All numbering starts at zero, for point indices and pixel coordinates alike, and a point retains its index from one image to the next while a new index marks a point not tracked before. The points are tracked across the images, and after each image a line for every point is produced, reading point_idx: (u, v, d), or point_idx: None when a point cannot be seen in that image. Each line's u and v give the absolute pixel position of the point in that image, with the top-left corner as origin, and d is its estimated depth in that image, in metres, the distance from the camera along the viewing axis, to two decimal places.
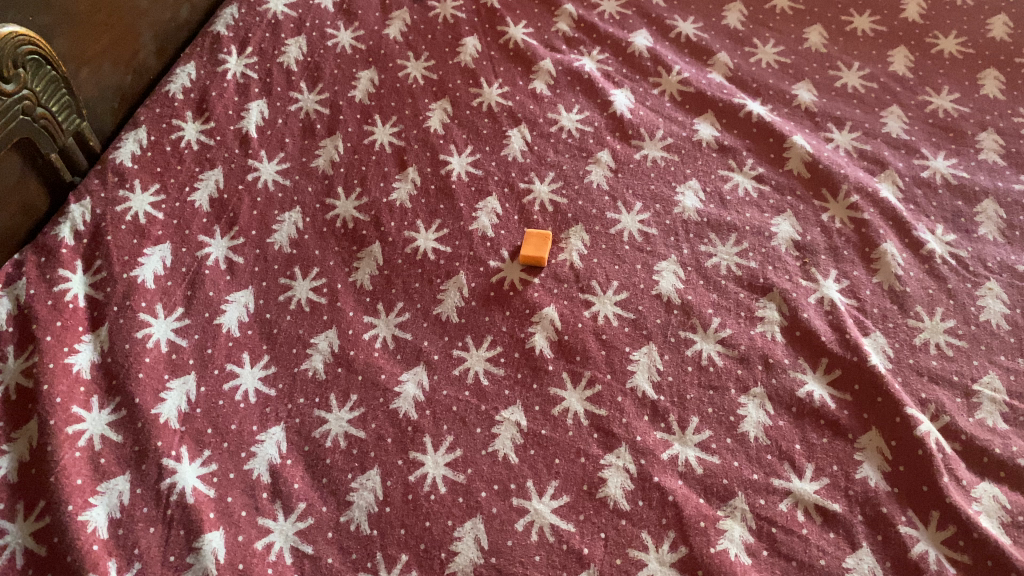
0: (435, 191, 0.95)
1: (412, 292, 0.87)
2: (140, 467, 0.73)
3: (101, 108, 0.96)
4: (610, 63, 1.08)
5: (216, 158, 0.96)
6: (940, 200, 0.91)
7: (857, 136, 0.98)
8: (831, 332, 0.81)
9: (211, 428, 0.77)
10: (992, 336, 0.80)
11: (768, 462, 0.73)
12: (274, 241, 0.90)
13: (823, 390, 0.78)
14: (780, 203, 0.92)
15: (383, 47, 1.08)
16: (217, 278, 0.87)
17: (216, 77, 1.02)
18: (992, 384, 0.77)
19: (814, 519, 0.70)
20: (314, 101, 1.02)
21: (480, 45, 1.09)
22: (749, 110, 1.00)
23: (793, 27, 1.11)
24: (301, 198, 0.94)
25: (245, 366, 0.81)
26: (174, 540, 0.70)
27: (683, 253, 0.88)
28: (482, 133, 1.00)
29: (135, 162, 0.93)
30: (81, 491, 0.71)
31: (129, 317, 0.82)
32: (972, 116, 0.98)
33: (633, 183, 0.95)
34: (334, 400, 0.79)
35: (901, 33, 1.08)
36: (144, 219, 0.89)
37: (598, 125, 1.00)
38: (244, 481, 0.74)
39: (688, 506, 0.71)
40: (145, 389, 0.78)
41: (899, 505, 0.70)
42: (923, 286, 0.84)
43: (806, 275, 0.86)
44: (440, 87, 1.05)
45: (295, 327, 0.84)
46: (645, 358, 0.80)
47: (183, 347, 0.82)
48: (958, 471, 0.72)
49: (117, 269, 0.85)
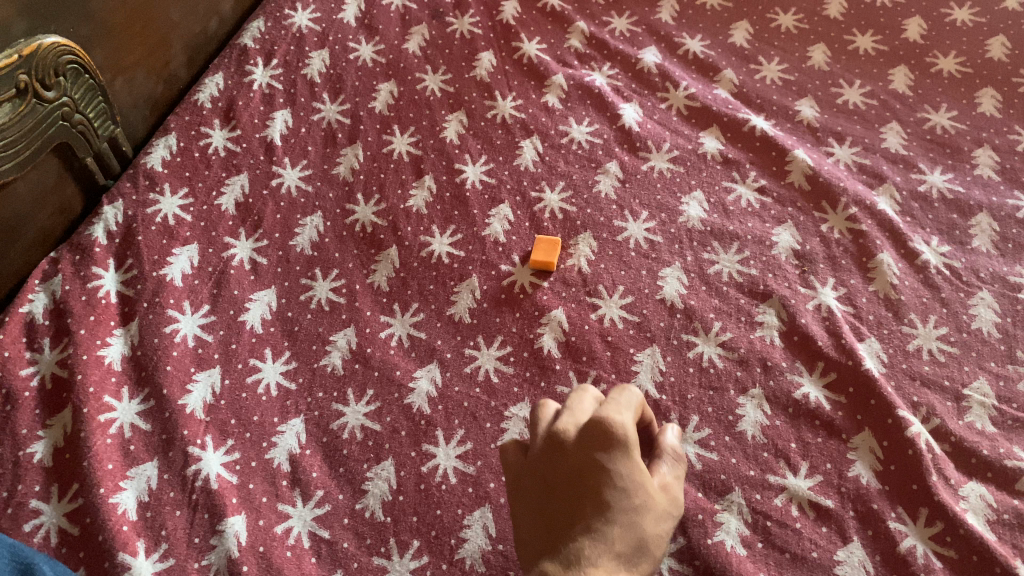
0: (451, 199, 0.99)
1: (427, 293, 0.91)
2: (167, 454, 0.78)
3: (135, 115, 1.02)
4: (620, 78, 1.12)
5: (242, 164, 1.00)
6: (936, 213, 0.94)
7: (857, 150, 1.01)
8: (828, 337, 0.84)
9: (235, 419, 0.81)
10: (983, 344, 0.84)
11: (765, 460, 0.77)
12: (297, 244, 0.95)
13: (819, 392, 0.81)
14: (781, 213, 0.96)
15: (402, 61, 1.13)
16: (242, 277, 0.91)
17: (243, 87, 1.07)
18: (982, 389, 0.80)
19: (808, 513, 0.73)
20: (336, 112, 1.07)
21: (495, 60, 1.14)
22: (753, 125, 1.03)
23: (797, 46, 1.15)
24: (323, 203, 0.98)
25: (267, 361, 0.85)
26: (199, 523, 0.74)
27: (687, 260, 0.92)
28: (496, 144, 1.04)
29: (165, 167, 0.98)
30: (112, 475, 0.76)
31: (158, 313, 0.86)
32: (969, 133, 1.02)
33: (639, 193, 0.98)
34: (352, 394, 0.83)
35: (902, 52, 1.12)
36: (173, 220, 0.94)
37: (607, 137, 1.04)
38: (265, 469, 0.78)
39: (688, 499, 0.74)
40: (173, 381, 0.82)
41: (889, 502, 0.74)
42: (917, 295, 0.87)
43: (805, 282, 0.89)
44: (456, 99, 1.09)
45: (316, 325, 0.88)
46: (648, 359, 0.84)
47: (208, 342, 0.86)
48: (947, 471, 0.75)
49: (147, 267, 0.90)
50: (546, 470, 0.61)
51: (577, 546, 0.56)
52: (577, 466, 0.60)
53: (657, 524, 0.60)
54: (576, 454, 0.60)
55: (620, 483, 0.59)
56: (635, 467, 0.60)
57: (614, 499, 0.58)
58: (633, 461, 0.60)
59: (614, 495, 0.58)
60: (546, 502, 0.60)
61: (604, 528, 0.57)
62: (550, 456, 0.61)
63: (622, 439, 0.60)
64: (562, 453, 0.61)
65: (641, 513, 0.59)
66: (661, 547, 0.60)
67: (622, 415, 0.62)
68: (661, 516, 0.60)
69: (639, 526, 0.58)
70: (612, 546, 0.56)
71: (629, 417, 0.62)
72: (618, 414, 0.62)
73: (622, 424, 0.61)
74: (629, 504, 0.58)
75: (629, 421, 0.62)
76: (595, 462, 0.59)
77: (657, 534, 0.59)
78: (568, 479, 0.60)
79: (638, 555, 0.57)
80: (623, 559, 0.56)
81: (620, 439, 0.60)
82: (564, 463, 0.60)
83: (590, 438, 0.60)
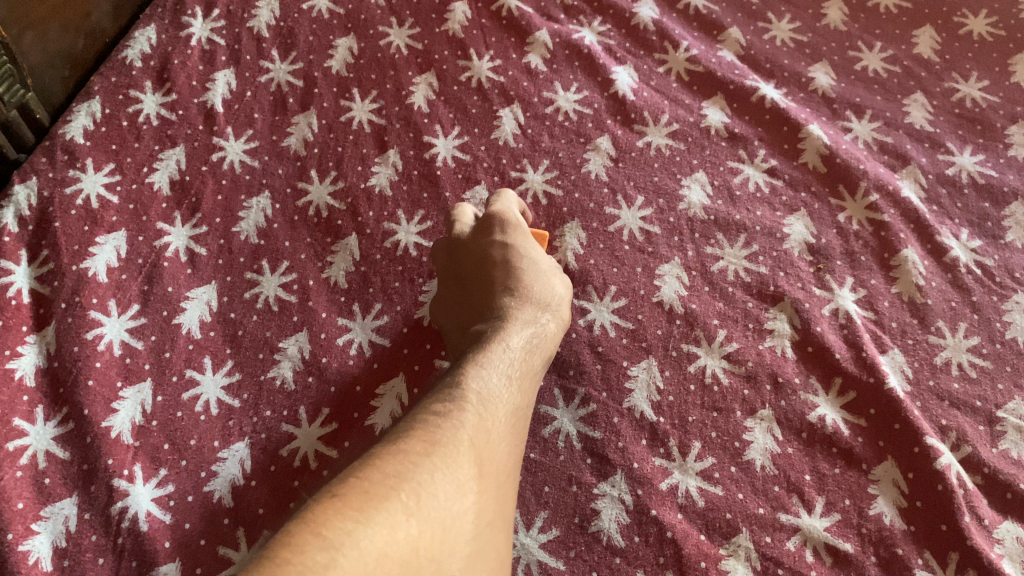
0: (419, 177, 0.86)
1: (391, 292, 0.80)
2: (89, 489, 0.67)
3: (51, 76, 0.88)
4: (612, 36, 0.99)
5: (178, 134, 0.87)
6: (966, 201, 0.84)
7: (877, 126, 0.90)
8: (846, 349, 0.74)
9: (168, 444, 0.71)
10: (1018, 357, 0.74)
11: (775, 495, 0.68)
12: (240, 230, 0.82)
13: (836, 414, 0.72)
14: (793, 200, 0.85)
15: (363, 12, 0.99)
16: (177, 271, 0.79)
17: (179, 43, 0.93)
18: (1018, 411, 0.71)
19: (824, 559, 0.65)
20: (287, 72, 0.93)
21: (470, 11, 1.00)
22: (762, 95, 0.91)
23: (811, 1, 1.02)
24: (271, 181, 0.86)
25: (206, 372, 0.74)
26: (125, 573, 0.64)
27: (687, 255, 0.81)
28: (471, 112, 0.91)
29: (88, 139, 0.85)
30: (23, 516, 0.65)
31: (78, 317, 0.75)
32: (1002, 107, 0.91)
33: (634, 173, 0.86)
34: (304, 413, 0.73)
35: (927, 10, 1.00)
36: (96, 203, 0.82)
37: (597, 107, 0.92)
38: (203, 505, 0.68)
39: (688, 544, 0.65)
40: (96, 399, 0.71)
41: (915, 546, 0.65)
42: (945, 299, 0.78)
43: (820, 283, 0.79)
44: (425, 58, 0.96)
45: (262, 329, 0.77)
46: (644, 374, 0.73)
47: (137, 350, 0.75)
48: (980, 509, 0.66)
49: (66, 260, 0.78)
50: (455, 262, 0.75)
51: (502, 302, 0.69)
52: (481, 251, 0.74)
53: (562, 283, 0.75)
54: (477, 239, 0.75)
55: (520, 247, 0.74)
56: (527, 245, 0.75)
57: (520, 263, 0.73)
58: (524, 236, 0.76)
59: (521, 262, 0.73)
60: (464, 286, 0.73)
61: (522, 287, 0.71)
62: (455, 255, 0.75)
63: (511, 223, 0.76)
64: (465, 245, 0.75)
65: (546, 271, 0.74)
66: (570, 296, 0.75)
67: (507, 209, 0.78)
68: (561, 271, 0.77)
69: (547, 277, 0.73)
70: (532, 299, 0.70)
71: (512, 209, 0.78)
72: (501, 207, 0.77)
73: (506, 213, 0.77)
74: (533, 268, 0.73)
75: (513, 213, 0.78)
76: (493, 241, 0.74)
77: (564, 293, 0.74)
78: (476, 261, 0.73)
79: (555, 300, 0.72)
80: (543, 309, 0.71)
81: (507, 221, 0.76)
82: (469, 254, 0.74)
83: (486, 230, 0.75)
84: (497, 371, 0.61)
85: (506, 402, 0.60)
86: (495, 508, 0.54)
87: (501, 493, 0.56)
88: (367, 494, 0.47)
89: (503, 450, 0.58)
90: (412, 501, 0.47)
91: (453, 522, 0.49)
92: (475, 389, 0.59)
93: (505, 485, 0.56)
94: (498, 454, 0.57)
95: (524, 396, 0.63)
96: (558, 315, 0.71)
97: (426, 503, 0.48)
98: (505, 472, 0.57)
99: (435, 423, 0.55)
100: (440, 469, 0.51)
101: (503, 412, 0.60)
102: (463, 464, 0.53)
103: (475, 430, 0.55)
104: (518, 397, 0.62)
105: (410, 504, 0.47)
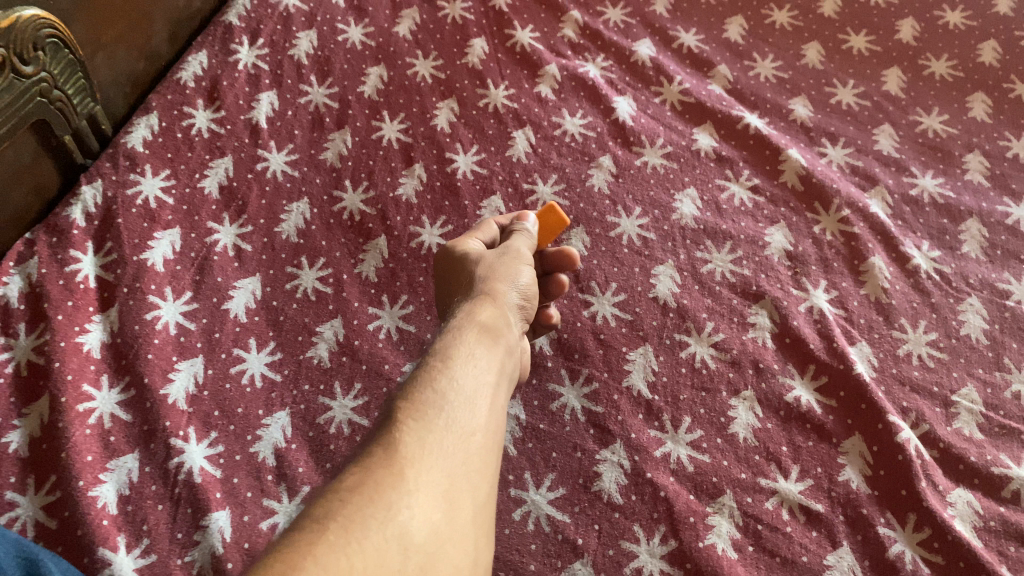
0: (441, 188, 0.97)
1: (417, 286, 0.90)
2: (149, 446, 0.76)
3: (115, 93, 0.98)
4: (613, 70, 1.11)
5: (226, 146, 0.98)
6: (926, 217, 0.95)
7: (849, 152, 1.01)
8: (819, 340, 0.84)
9: (218, 411, 0.79)
10: (971, 350, 0.84)
11: (756, 463, 0.77)
12: (282, 230, 0.92)
13: (810, 395, 0.81)
14: (774, 213, 0.95)
15: (392, 45, 1.10)
16: (226, 264, 0.89)
17: (228, 67, 1.04)
18: (970, 396, 0.81)
19: (798, 517, 0.74)
20: (324, 95, 1.04)
21: (488, 47, 1.11)
22: (747, 122, 1.03)
23: (792, 43, 1.14)
24: (309, 189, 0.96)
25: (252, 351, 0.84)
26: (181, 518, 0.72)
27: (680, 258, 0.91)
28: (488, 133, 1.02)
29: (147, 147, 0.95)
30: (92, 467, 0.74)
31: (139, 300, 0.84)
32: (960, 138, 1.02)
33: (633, 188, 0.97)
34: (339, 387, 0.82)
35: (895, 53, 1.12)
36: (154, 203, 0.91)
37: (600, 131, 1.03)
38: (249, 463, 0.77)
39: (679, 502, 0.74)
40: (155, 369, 0.80)
41: (878, 507, 0.74)
42: (908, 300, 0.88)
43: (798, 284, 0.89)
44: (447, 86, 1.07)
45: (301, 316, 0.86)
46: (641, 358, 0.83)
47: (191, 331, 0.84)
48: (935, 477, 0.75)
49: (128, 251, 0.87)
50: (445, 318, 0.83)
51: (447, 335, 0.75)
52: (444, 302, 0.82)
53: (490, 270, 0.78)
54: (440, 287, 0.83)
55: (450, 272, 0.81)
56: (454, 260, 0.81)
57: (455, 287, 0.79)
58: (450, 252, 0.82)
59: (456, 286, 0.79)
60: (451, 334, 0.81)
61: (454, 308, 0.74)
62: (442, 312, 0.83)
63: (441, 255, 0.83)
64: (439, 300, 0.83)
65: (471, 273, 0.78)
66: (501, 271, 0.78)
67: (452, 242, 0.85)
68: (505, 258, 0.79)
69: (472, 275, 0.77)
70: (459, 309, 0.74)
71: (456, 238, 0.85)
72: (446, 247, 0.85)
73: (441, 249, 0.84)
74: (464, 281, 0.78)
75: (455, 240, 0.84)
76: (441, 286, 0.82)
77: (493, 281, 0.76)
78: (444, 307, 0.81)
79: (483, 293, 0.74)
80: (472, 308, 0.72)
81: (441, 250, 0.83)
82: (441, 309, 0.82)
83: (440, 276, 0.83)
84: (433, 381, 0.61)
85: (456, 411, 0.60)
86: (450, 507, 0.53)
87: (456, 490, 0.55)
88: (296, 547, 0.46)
89: (452, 449, 0.57)
90: (341, 538, 0.47)
91: (391, 546, 0.48)
92: (408, 405, 0.59)
93: (463, 482, 0.56)
94: (446, 455, 0.56)
95: (472, 393, 0.62)
96: (488, 305, 0.73)
97: (356, 535, 0.47)
98: (460, 467, 0.56)
99: (368, 454, 0.54)
100: (371, 497, 0.50)
101: (456, 421, 0.59)
102: (402, 481, 0.52)
103: (414, 449, 0.55)
104: (471, 404, 0.61)
105: (338, 541, 0.47)
